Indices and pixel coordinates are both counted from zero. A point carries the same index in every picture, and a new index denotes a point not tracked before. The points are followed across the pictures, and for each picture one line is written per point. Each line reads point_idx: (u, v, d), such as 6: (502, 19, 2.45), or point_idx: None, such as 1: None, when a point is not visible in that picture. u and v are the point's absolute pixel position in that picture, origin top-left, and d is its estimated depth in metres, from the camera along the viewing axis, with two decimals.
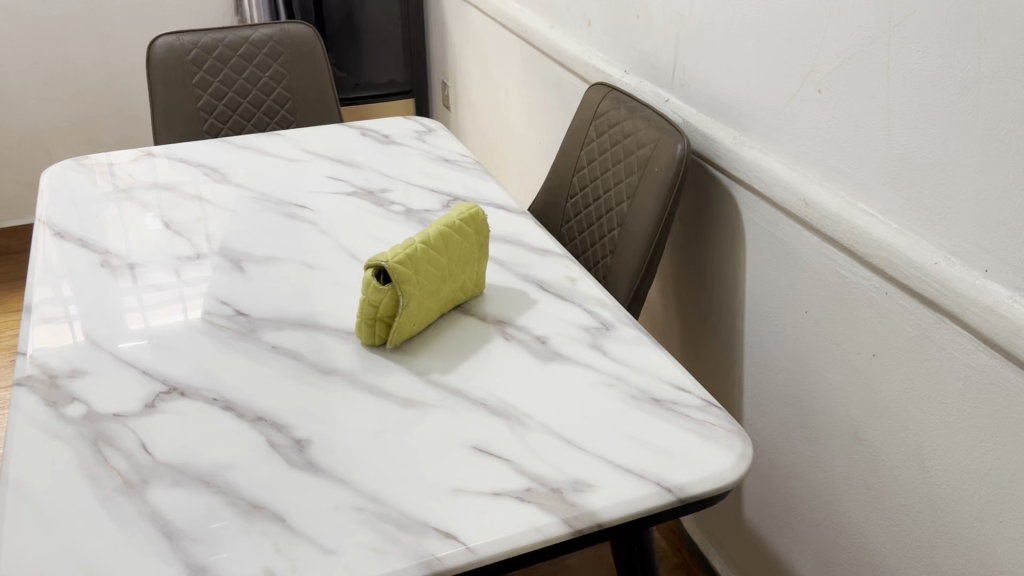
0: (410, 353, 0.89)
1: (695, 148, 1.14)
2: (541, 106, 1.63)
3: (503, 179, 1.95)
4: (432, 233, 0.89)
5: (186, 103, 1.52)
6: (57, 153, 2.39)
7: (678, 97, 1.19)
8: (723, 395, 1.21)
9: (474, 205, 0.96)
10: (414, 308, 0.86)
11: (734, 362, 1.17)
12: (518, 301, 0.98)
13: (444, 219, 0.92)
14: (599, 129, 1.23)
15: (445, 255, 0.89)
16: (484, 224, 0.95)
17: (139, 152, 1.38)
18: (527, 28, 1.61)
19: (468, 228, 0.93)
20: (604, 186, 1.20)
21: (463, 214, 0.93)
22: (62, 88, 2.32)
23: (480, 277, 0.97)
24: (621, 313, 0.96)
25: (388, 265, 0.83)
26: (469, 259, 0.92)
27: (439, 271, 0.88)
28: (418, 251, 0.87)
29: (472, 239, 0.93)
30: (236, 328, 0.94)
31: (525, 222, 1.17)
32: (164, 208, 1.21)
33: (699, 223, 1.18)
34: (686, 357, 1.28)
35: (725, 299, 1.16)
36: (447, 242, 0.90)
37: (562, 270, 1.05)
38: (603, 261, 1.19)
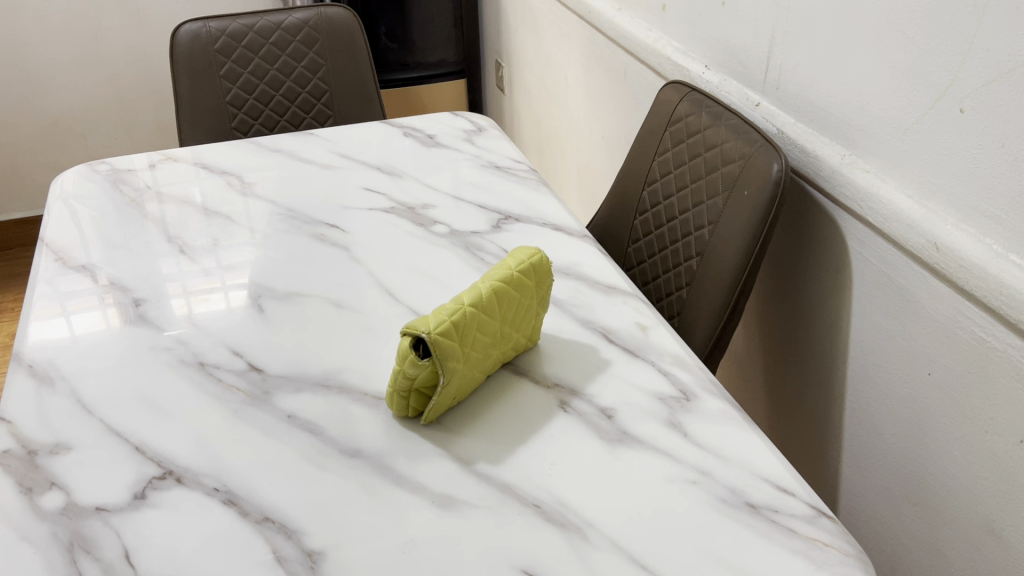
0: (449, 432, 0.74)
1: (793, 164, 0.96)
2: (605, 98, 1.45)
3: (561, 173, 1.78)
4: (484, 291, 0.73)
5: (213, 97, 1.38)
6: (91, 136, 2.29)
7: (771, 101, 1.00)
8: (812, 450, 1.04)
9: (538, 250, 0.79)
10: (456, 385, 0.71)
11: (829, 415, 1.00)
12: (579, 359, 0.82)
13: (500, 270, 0.76)
14: (676, 137, 1.05)
15: (497, 318, 0.73)
16: (548, 274, 0.79)
17: (157, 156, 1.25)
18: (590, 9, 1.42)
19: (529, 282, 0.77)
20: (680, 206, 1.03)
21: (525, 264, 0.77)
22: (96, 67, 2.21)
23: (536, 331, 0.81)
24: (703, 377, 0.80)
25: (429, 338, 0.68)
26: (525, 319, 0.77)
27: (487, 340, 0.73)
28: (467, 317, 0.71)
29: (531, 295, 0.77)
30: (248, 389, 0.80)
31: (588, 249, 1.00)
32: (179, 226, 1.08)
33: (793, 251, 1.00)
34: (770, 400, 1.12)
35: (822, 342, 0.98)
36: (502, 302, 0.74)
37: (631, 314, 0.89)
38: (676, 294, 1.02)
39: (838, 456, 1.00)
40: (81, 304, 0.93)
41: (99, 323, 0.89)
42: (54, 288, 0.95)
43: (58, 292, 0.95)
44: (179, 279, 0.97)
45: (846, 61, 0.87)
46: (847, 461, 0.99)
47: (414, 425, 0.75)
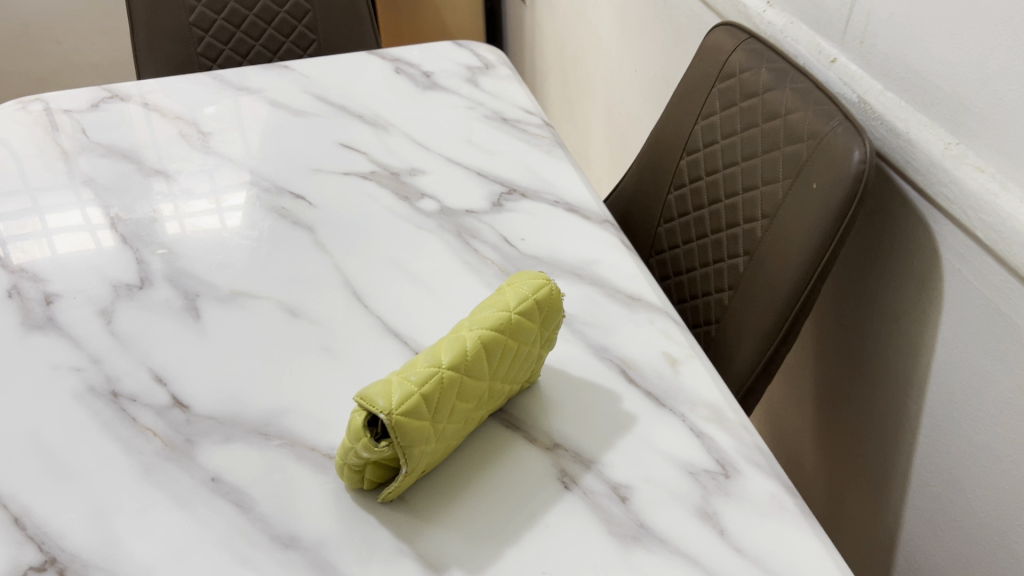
0: (413, 514, 0.58)
1: (878, 145, 0.74)
2: (640, 25, 1.22)
3: (586, 103, 1.56)
4: (471, 346, 0.55)
5: (176, 18, 1.21)
6: (67, 42, 2.11)
7: (854, 59, 0.78)
8: (868, 487, 0.87)
9: (549, 278, 0.61)
10: (423, 467, 0.55)
11: (893, 454, 0.82)
12: (587, 408, 0.64)
13: (496, 311, 0.58)
14: (728, 97, 0.83)
15: (485, 380, 0.56)
16: (561, 310, 0.61)
17: (102, 93, 1.04)
18: None
19: (534, 326, 0.59)
20: (726, 187, 0.82)
21: (529, 302, 0.58)
22: None
23: (535, 370, 0.64)
24: (748, 442, 0.62)
25: (390, 421, 0.51)
26: (522, 369, 0.59)
27: (469, 408, 0.56)
28: (444, 386, 0.54)
29: (534, 342, 0.59)
30: (167, 436, 0.63)
31: (608, 239, 0.81)
32: (115, 190, 0.89)
33: (865, 251, 0.79)
34: (818, 415, 0.93)
35: (893, 368, 0.79)
36: (494, 357, 0.56)
37: (658, 340, 0.70)
38: (715, 296, 0.82)
39: (901, 503, 0.82)
40: (64, 225, 0.83)
41: (85, 243, 0.81)
42: (35, 206, 0.86)
43: (38, 210, 0.85)
44: (172, 199, 0.88)
45: (964, 16, 0.65)
46: (912, 512, 0.81)
47: (371, 498, 0.59)
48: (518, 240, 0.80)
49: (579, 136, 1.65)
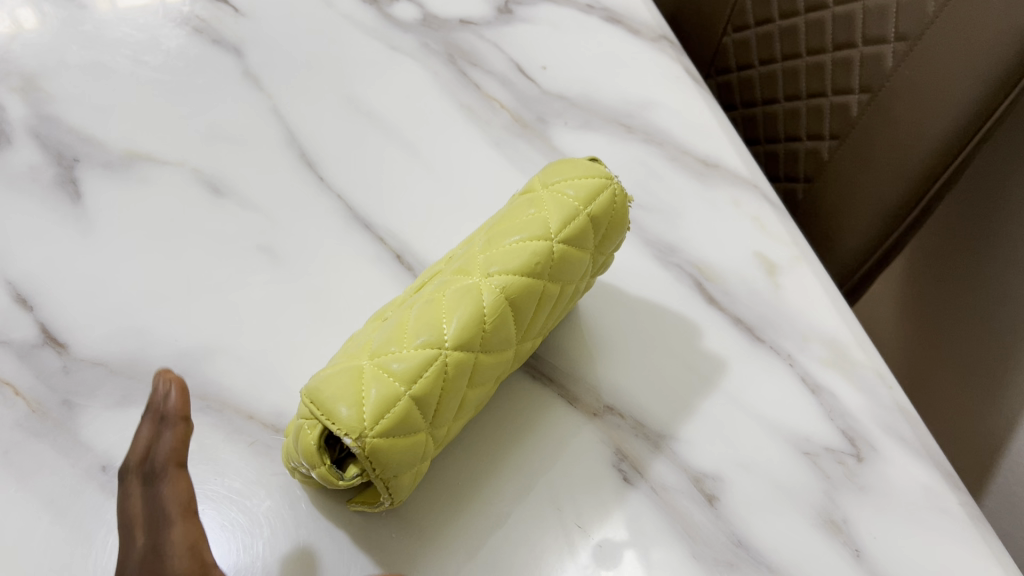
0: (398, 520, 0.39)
1: None
2: None
3: None
4: (489, 305, 0.34)
5: None
6: None
7: None
8: (948, 398, 0.67)
9: (609, 173, 0.38)
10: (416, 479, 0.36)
11: (1004, 371, 0.61)
12: (653, 347, 0.44)
13: (527, 236, 0.36)
14: None
15: (506, 349, 0.36)
16: (625, 223, 0.39)
17: None
18: None
19: (583, 256, 0.37)
20: None
21: (580, 223, 0.36)
22: None
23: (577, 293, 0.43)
24: (886, 402, 0.43)
25: (361, 450, 0.31)
26: (559, 314, 0.39)
27: (481, 391, 0.36)
28: (448, 376, 0.33)
29: (579, 276, 0.38)
30: (35, 397, 0.43)
31: (668, 69, 0.57)
32: None
33: None
34: (909, 292, 0.73)
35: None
36: (521, 314, 0.36)
37: (746, 234, 0.49)
38: (809, 145, 0.60)
39: (996, 436, 0.61)
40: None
41: None
42: None
43: None
44: None
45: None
46: (1012, 448, 0.60)
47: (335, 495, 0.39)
48: (538, 69, 0.57)
49: None
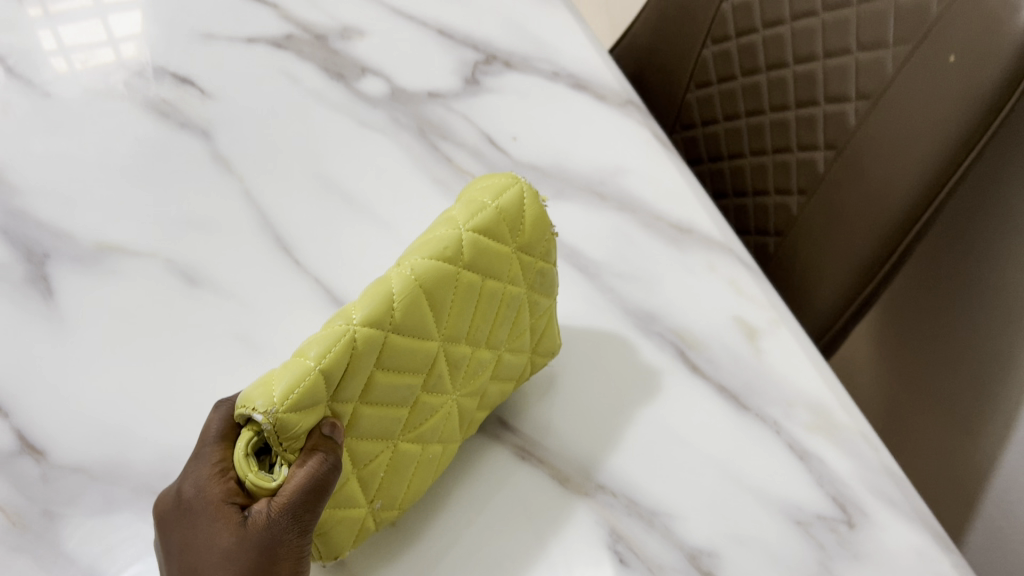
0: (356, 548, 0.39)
1: None
2: None
3: None
4: (400, 288, 0.35)
5: None
6: None
7: None
8: (933, 433, 0.69)
9: (521, 178, 0.40)
10: (347, 482, 0.37)
11: (985, 405, 0.63)
12: (607, 407, 0.45)
13: (437, 228, 0.37)
14: None
15: (425, 336, 0.37)
16: (543, 220, 0.40)
17: None
18: None
19: (499, 248, 0.39)
20: (798, 47, 0.58)
21: (488, 213, 0.38)
22: None
23: (549, 332, 0.44)
24: (874, 465, 0.43)
25: (272, 424, 0.32)
26: (493, 317, 0.40)
27: (403, 378, 0.37)
28: (357, 353, 0.34)
29: (503, 273, 0.39)
30: (15, 510, 0.42)
31: (635, 134, 0.58)
32: None
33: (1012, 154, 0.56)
34: (885, 335, 0.73)
35: (998, 298, 0.60)
36: (438, 301, 0.36)
37: (725, 300, 0.49)
38: (778, 198, 0.62)
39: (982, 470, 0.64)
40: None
41: None
42: None
43: None
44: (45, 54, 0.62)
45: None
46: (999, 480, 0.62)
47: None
48: (509, 138, 0.58)
49: None
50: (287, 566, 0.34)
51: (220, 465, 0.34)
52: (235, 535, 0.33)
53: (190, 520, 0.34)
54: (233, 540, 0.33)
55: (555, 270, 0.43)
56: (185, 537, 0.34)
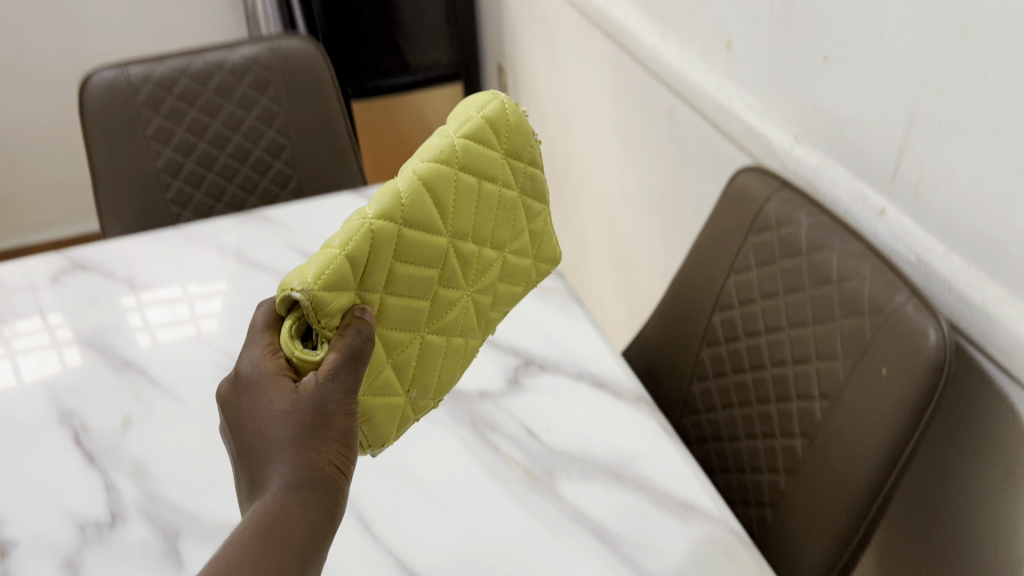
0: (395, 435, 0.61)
1: (959, 326, 0.65)
2: (635, 140, 1.16)
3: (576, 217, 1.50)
4: (406, 187, 0.56)
5: (140, 164, 1.10)
6: (28, 163, 2.13)
7: (900, 207, 0.71)
8: None
9: (499, 96, 0.63)
10: (384, 371, 0.59)
11: None
12: None
13: (435, 139, 0.59)
14: (764, 253, 0.76)
15: (435, 230, 0.58)
16: (522, 130, 0.63)
17: (64, 263, 0.97)
18: (621, 27, 1.12)
19: (489, 151, 0.61)
20: (773, 353, 0.73)
21: (476, 121, 0.60)
22: (39, 89, 2.04)
23: (544, 243, 0.69)
24: None
25: (308, 299, 0.53)
26: (491, 220, 0.62)
27: (417, 262, 0.58)
28: (375, 239, 0.55)
29: (497, 174, 0.62)
30: None
31: (646, 426, 0.72)
32: (108, 387, 0.79)
33: (954, 442, 0.68)
34: None
35: (969, 564, 0.68)
36: (441, 198, 0.58)
37: (722, 568, 0.60)
38: (768, 476, 0.73)
39: None
40: (26, 332, 0.86)
41: (115, 421, 0.75)
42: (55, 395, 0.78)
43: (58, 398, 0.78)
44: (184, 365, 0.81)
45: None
46: None
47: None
48: (543, 429, 0.72)
49: (569, 251, 1.59)
50: (341, 421, 0.52)
51: (270, 347, 0.54)
52: (292, 396, 0.51)
53: (253, 398, 0.52)
54: (291, 397, 0.51)
55: (540, 179, 0.66)
56: (254, 412, 0.52)
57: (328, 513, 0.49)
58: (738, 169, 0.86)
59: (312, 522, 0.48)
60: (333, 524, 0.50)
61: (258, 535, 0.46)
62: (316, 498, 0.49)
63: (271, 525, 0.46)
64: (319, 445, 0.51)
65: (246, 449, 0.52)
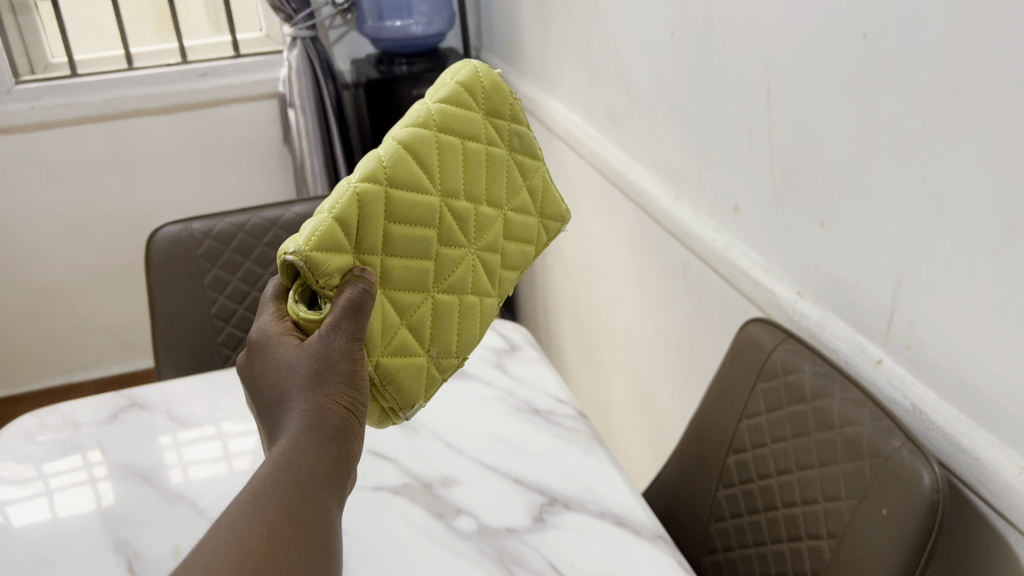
0: (423, 393, 0.72)
1: (955, 471, 0.70)
2: (653, 290, 1.24)
3: (599, 363, 1.57)
4: (388, 155, 0.67)
5: (196, 310, 1.20)
6: (83, 305, 2.26)
7: (896, 358, 0.77)
8: None
9: (474, 63, 0.73)
10: (399, 333, 0.70)
11: None
12: None
13: (415, 113, 0.70)
14: (773, 399, 0.82)
15: (425, 190, 0.69)
16: (496, 86, 0.73)
17: (123, 403, 1.05)
18: (638, 189, 1.22)
19: (467, 112, 0.72)
20: (784, 494, 0.78)
21: (450, 87, 0.71)
22: (99, 237, 2.20)
23: (547, 200, 0.78)
24: None
25: (303, 257, 0.64)
26: (482, 176, 0.72)
27: (411, 221, 0.68)
28: (361, 200, 0.66)
29: (480, 133, 0.72)
30: None
31: (665, 563, 0.76)
32: (162, 518, 0.85)
33: None
34: None
35: None
36: (424, 158, 0.69)
37: None
38: None
39: None
40: (76, 467, 0.93)
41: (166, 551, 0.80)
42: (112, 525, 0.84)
43: (114, 528, 0.84)
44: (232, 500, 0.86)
45: (1013, 330, 0.63)
46: None
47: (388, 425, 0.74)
48: (566, 564, 0.76)
49: (593, 396, 1.65)
50: (343, 365, 0.64)
51: (285, 323, 0.68)
52: (299, 350, 0.65)
53: (273, 359, 0.66)
54: (298, 350, 0.65)
55: (528, 134, 0.76)
56: (275, 370, 0.65)
57: (340, 441, 0.61)
58: (747, 320, 0.93)
59: (325, 446, 0.60)
60: (347, 451, 0.62)
61: (282, 455, 0.58)
62: (328, 428, 0.61)
63: (292, 448, 0.58)
64: (329, 387, 0.63)
65: (275, 404, 0.65)
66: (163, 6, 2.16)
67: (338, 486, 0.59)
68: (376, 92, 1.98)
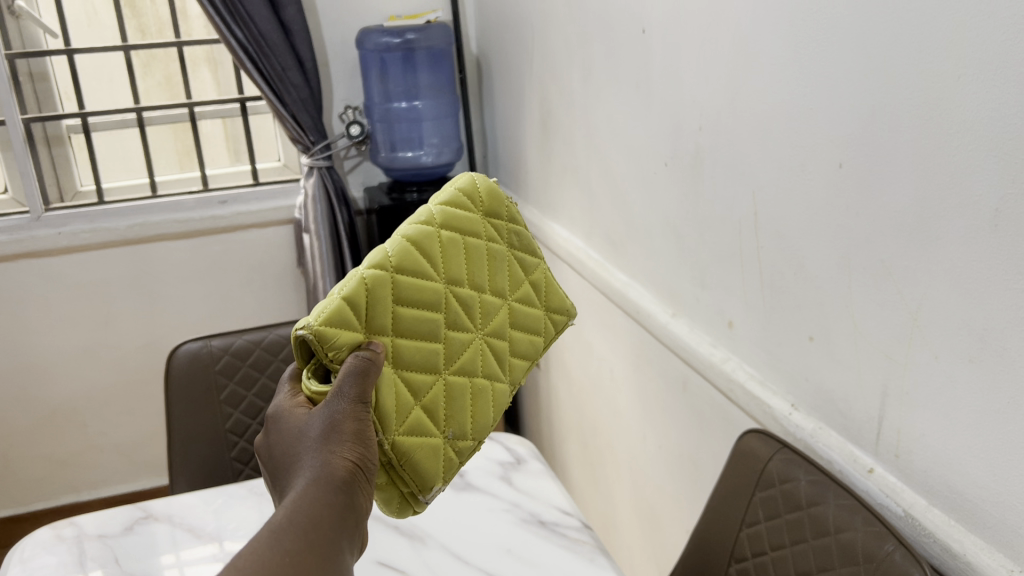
0: (442, 474, 0.75)
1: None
2: (654, 404, 1.28)
3: (603, 480, 1.58)
4: (394, 246, 0.73)
5: (211, 425, 1.24)
6: (92, 424, 2.28)
7: (887, 466, 0.80)
8: None
9: (474, 174, 0.80)
10: (413, 411, 0.73)
11: None
12: None
13: (420, 213, 0.77)
14: (771, 507, 0.85)
15: (430, 279, 0.74)
16: (494, 194, 0.80)
17: (136, 516, 1.07)
18: (638, 307, 1.28)
19: (467, 212, 0.78)
20: None
21: (450, 192, 0.78)
22: (112, 356, 2.25)
23: (550, 293, 0.83)
24: None
25: (311, 333, 0.69)
26: (485, 268, 0.78)
27: (418, 306, 0.73)
28: (369, 286, 0.71)
29: (481, 232, 0.78)
30: None
31: None
32: None
33: None
34: None
35: None
36: (428, 250, 0.74)
37: None
38: None
39: None
40: None
41: None
42: None
43: None
44: None
45: (992, 437, 0.67)
46: None
47: (413, 509, 0.77)
48: None
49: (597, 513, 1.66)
50: (348, 424, 0.67)
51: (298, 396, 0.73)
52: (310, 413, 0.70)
53: (290, 421, 0.71)
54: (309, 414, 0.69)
55: (525, 234, 0.81)
56: (291, 431, 0.70)
57: (344, 495, 0.65)
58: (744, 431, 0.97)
59: (327, 499, 0.64)
60: (353, 506, 0.65)
61: (287, 508, 0.63)
62: (333, 484, 0.65)
63: (298, 506, 0.63)
64: (337, 447, 0.67)
65: (287, 466, 0.69)
66: (187, 138, 2.29)
67: (342, 541, 0.63)
68: (387, 216, 2.06)
